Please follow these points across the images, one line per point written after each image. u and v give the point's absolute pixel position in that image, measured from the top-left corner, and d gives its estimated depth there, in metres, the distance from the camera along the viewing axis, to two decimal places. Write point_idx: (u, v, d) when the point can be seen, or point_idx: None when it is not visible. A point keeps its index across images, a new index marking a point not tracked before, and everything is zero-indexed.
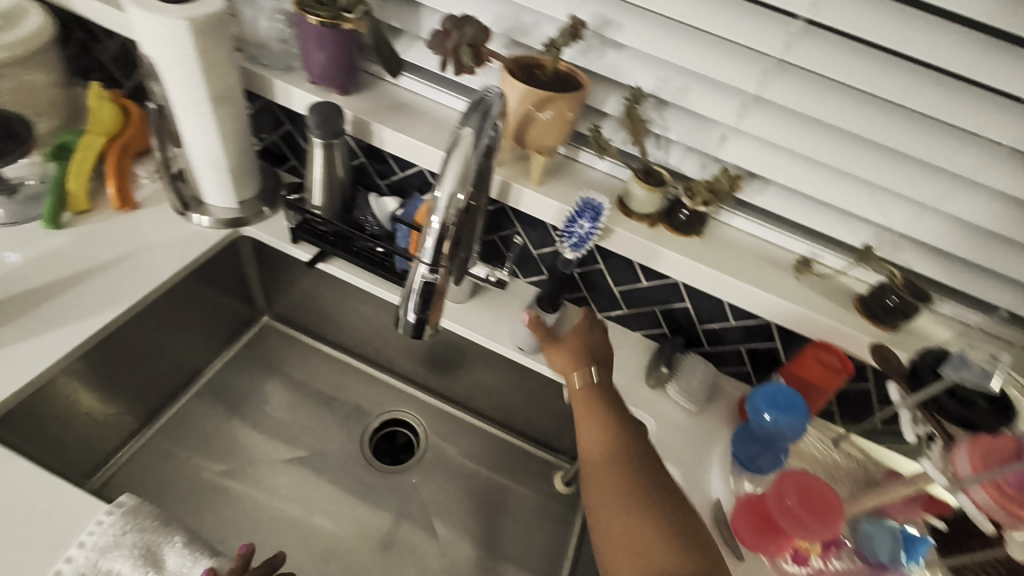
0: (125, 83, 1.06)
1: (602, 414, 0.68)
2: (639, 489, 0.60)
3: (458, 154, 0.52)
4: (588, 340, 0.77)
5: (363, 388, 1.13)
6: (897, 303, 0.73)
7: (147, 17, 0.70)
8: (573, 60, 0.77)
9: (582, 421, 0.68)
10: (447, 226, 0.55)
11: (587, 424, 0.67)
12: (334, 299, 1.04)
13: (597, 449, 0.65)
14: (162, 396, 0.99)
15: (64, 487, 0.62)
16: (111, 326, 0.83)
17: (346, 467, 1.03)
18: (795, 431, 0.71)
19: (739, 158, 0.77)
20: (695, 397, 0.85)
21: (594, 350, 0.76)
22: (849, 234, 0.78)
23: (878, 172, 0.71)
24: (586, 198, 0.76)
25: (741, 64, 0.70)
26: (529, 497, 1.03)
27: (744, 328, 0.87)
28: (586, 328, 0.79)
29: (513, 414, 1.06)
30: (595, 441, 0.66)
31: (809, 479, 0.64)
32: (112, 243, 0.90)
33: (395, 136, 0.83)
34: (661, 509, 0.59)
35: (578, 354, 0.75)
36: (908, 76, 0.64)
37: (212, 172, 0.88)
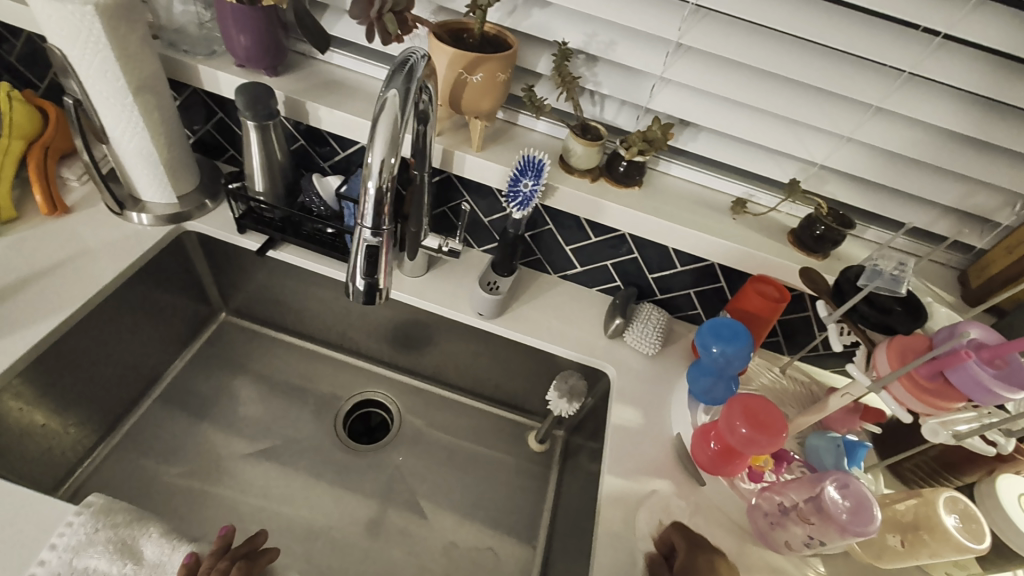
0: (38, 83, 1.00)
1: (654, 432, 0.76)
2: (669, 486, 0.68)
3: (386, 118, 0.53)
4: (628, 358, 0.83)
5: (331, 374, 1.13)
6: (825, 231, 0.77)
7: (49, 6, 0.66)
8: (500, 22, 0.78)
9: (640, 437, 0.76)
10: (383, 191, 0.56)
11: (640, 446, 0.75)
12: (290, 287, 1.04)
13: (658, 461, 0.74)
14: (122, 403, 0.97)
15: (27, 495, 0.61)
16: (56, 333, 0.80)
17: (323, 452, 1.04)
18: (741, 359, 0.76)
19: (669, 107, 0.79)
20: (651, 341, 0.89)
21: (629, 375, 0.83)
22: (777, 171, 0.83)
23: (798, 108, 0.75)
24: (528, 157, 0.77)
25: (661, 13, 0.72)
26: (506, 459, 1.06)
27: (691, 272, 0.91)
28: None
29: (483, 382, 1.09)
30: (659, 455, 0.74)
31: (753, 400, 0.68)
32: (45, 250, 0.87)
33: (331, 114, 0.82)
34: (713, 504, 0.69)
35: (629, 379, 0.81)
36: (815, 13, 0.68)
37: (145, 167, 0.85)
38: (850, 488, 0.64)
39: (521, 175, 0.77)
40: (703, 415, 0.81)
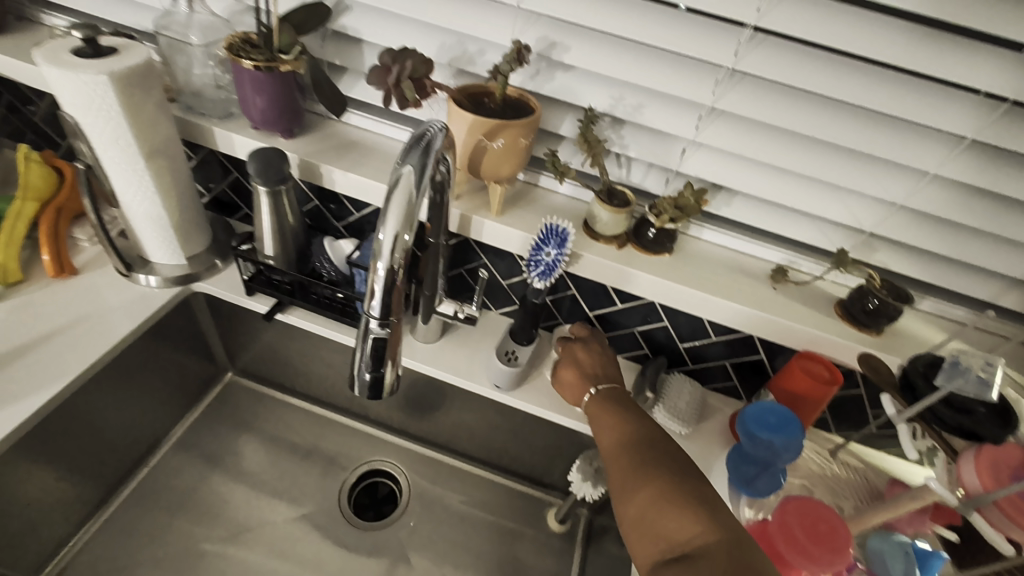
0: (60, 143, 1.01)
1: (618, 421, 0.67)
2: (654, 472, 0.59)
3: (399, 194, 0.49)
4: (589, 361, 0.77)
5: (337, 439, 1.06)
6: (878, 305, 0.70)
7: (64, 76, 0.65)
8: (522, 85, 0.75)
9: (597, 424, 0.69)
10: (394, 271, 0.51)
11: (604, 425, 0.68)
12: (298, 349, 0.99)
13: (613, 444, 0.65)
14: (117, 473, 0.92)
15: None
16: (50, 405, 0.76)
17: (325, 529, 0.96)
18: (791, 450, 0.67)
19: (701, 171, 0.74)
20: (684, 420, 0.81)
21: (600, 373, 0.76)
22: (822, 238, 0.76)
23: (844, 174, 0.70)
24: (550, 224, 0.72)
25: (693, 77, 0.68)
26: (523, 540, 0.97)
27: (726, 343, 0.83)
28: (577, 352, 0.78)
29: (498, 453, 1.01)
30: (614, 439, 0.65)
31: (811, 503, 0.60)
32: (49, 314, 0.84)
33: (345, 176, 0.79)
34: (687, 502, 0.55)
35: (580, 380, 0.75)
36: (863, 76, 0.63)
37: (154, 229, 0.82)
38: None
39: (543, 243, 0.72)
40: (746, 509, 0.72)
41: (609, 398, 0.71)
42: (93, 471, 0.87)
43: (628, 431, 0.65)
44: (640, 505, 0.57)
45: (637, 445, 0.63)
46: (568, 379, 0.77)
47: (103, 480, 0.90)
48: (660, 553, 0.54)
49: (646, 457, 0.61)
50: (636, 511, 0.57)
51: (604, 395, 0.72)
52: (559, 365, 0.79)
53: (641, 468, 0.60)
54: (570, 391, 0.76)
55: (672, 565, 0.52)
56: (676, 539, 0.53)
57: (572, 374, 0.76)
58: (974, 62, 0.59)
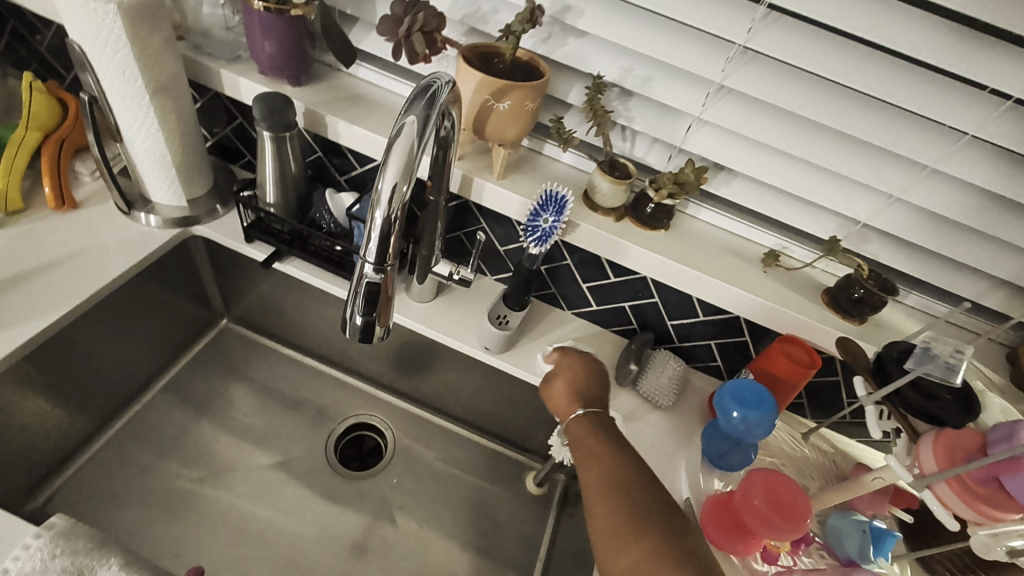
0: (65, 75, 1.00)
1: (601, 455, 0.63)
2: (643, 528, 0.54)
3: (401, 145, 0.49)
4: (581, 376, 0.76)
5: (327, 391, 1.09)
6: (863, 294, 0.72)
7: (73, 2, 0.65)
8: (533, 49, 0.74)
9: (578, 451, 0.66)
10: (391, 221, 0.52)
11: (592, 459, 0.63)
12: (294, 299, 1.00)
13: (598, 481, 0.60)
14: (111, 406, 0.94)
15: None
16: (48, 333, 0.77)
17: (310, 475, 0.99)
18: (764, 427, 0.69)
19: (704, 149, 0.75)
20: (666, 393, 0.83)
21: (593, 396, 0.74)
22: (816, 226, 0.77)
23: (844, 162, 0.70)
24: (550, 191, 0.73)
25: (704, 52, 0.68)
26: (501, 499, 1.01)
27: (713, 323, 0.85)
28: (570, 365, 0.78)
29: (483, 415, 1.04)
30: (595, 476, 0.60)
31: (779, 478, 0.62)
32: (49, 245, 0.85)
33: (350, 129, 0.79)
34: (680, 572, 0.51)
35: (569, 398, 0.73)
36: (872, 63, 0.63)
37: (157, 169, 0.83)
38: None
39: (540, 211, 0.73)
40: (717, 480, 0.75)
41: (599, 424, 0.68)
42: (87, 402, 0.90)
43: (614, 471, 0.60)
44: (627, 565, 0.52)
45: (620, 488, 0.58)
46: (557, 392, 0.75)
47: (96, 411, 0.92)
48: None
49: (630, 509, 0.56)
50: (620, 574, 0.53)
51: (590, 417, 0.69)
52: (552, 379, 0.77)
53: (627, 522, 0.55)
54: (558, 406, 0.74)
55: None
56: None
57: (563, 390, 0.74)
58: (982, 56, 0.59)
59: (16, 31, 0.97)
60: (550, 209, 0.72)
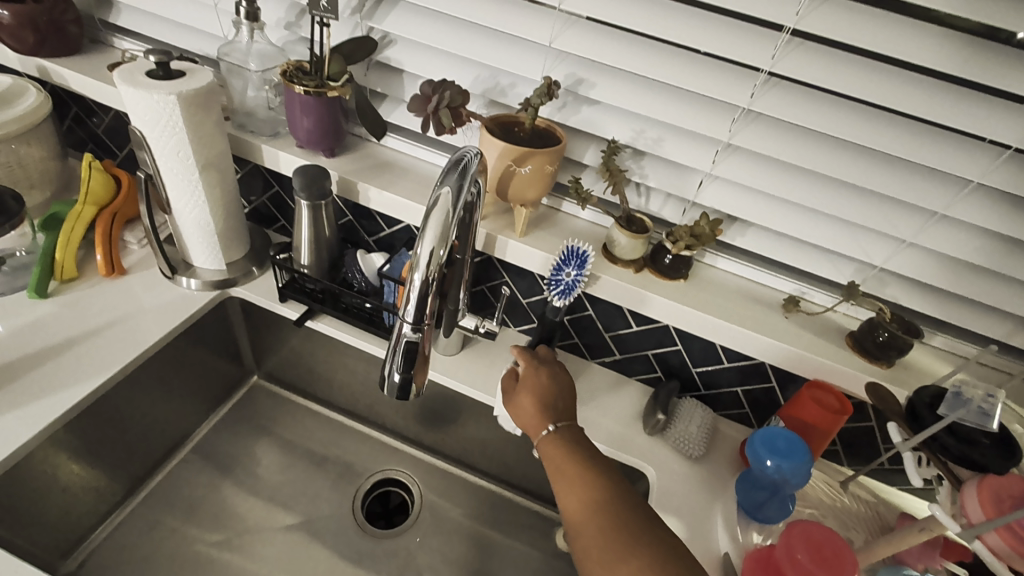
0: (119, 153, 1.09)
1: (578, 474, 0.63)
2: (607, 508, 0.59)
3: (437, 214, 0.54)
4: (549, 387, 0.75)
5: (354, 446, 1.09)
6: (888, 337, 0.72)
7: (137, 95, 0.72)
8: (549, 116, 0.80)
9: (554, 472, 0.65)
10: (428, 282, 0.56)
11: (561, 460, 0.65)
12: (324, 355, 1.03)
13: (564, 468, 0.64)
14: (144, 467, 0.96)
15: None
16: (93, 396, 0.80)
17: (338, 534, 0.98)
18: (800, 477, 0.68)
19: (717, 202, 0.78)
20: (696, 442, 0.82)
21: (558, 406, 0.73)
22: (833, 271, 0.79)
23: (855, 210, 0.73)
24: (571, 246, 0.76)
25: (711, 115, 0.73)
26: (532, 556, 0.98)
27: (739, 369, 0.85)
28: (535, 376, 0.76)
29: (510, 469, 1.03)
30: (576, 493, 0.62)
31: (819, 530, 0.61)
32: (97, 310, 0.89)
33: (381, 194, 0.84)
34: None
35: (538, 411, 0.72)
36: (871, 120, 0.67)
37: (200, 236, 0.89)
38: None
39: (564, 266, 0.76)
40: (755, 534, 0.73)
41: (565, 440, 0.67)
42: (123, 463, 0.91)
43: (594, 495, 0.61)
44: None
45: (605, 506, 0.59)
46: (526, 409, 0.73)
47: (130, 472, 0.94)
48: None
49: (597, 488, 0.61)
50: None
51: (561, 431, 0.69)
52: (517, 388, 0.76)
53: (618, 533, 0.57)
54: (528, 420, 0.72)
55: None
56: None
57: (531, 404, 0.73)
58: (978, 110, 0.62)
59: (77, 117, 1.07)
60: (573, 263, 0.75)
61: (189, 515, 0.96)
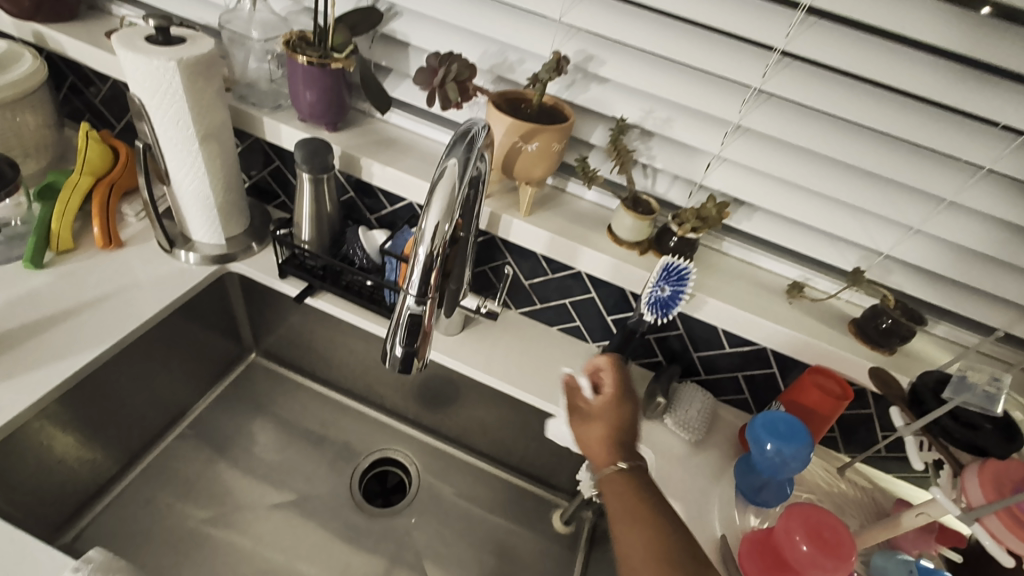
0: (116, 124, 1.07)
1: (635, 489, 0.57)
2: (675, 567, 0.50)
3: (443, 186, 0.53)
4: (622, 421, 0.64)
5: (352, 426, 1.09)
6: (892, 325, 0.72)
7: (136, 60, 0.70)
8: (557, 94, 0.79)
9: (611, 501, 0.57)
10: (433, 256, 0.55)
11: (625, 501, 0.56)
12: (323, 334, 1.02)
13: (630, 510, 0.55)
14: (142, 441, 0.96)
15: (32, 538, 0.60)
16: (90, 368, 0.80)
17: (335, 512, 0.98)
18: (800, 462, 0.68)
19: (724, 185, 0.78)
20: (696, 426, 0.83)
21: (626, 443, 0.62)
22: (838, 257, 0.78)
23: (862, 195, 0.72)
24: (668, 262, 0.73)
25: (722, 95, 0.72)
26: (528, 537, 0.99)
27: (740, 355, 0.85)
28: (610, 407, 0.65)
29: (509, 450, 1.03)
30: (637, 528, 0.54)
31: (818, 513, 0.60)
32: (93, 282, 0.88)
33: (384, 170, 0.83)
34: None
35: (609, 446, 0.61)
36: (883, 102, 0.66)
37: (199, 209, 0.87)
38: None
39: (662, 281, 0.74)
40: (751, 517, 0.73)
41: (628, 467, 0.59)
42: (120, 436, 0.91)
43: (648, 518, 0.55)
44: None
45: (661, 525, 0.54)
46: (593, 437, 0.64)
47: (127, 446, 0.93)
48: None
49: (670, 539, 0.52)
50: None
51: (632, 470, 0.58)
52: (583, 406, 0.66)
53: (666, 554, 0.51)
54: (595, 452, 0.62)
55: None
56: None
57: (602, 436, 0.62)
58: (992, 95, 0.62)
59: (74, 86, 1.05)
60: (667, 277, 0.73)
61: (186, 489, 0.96)
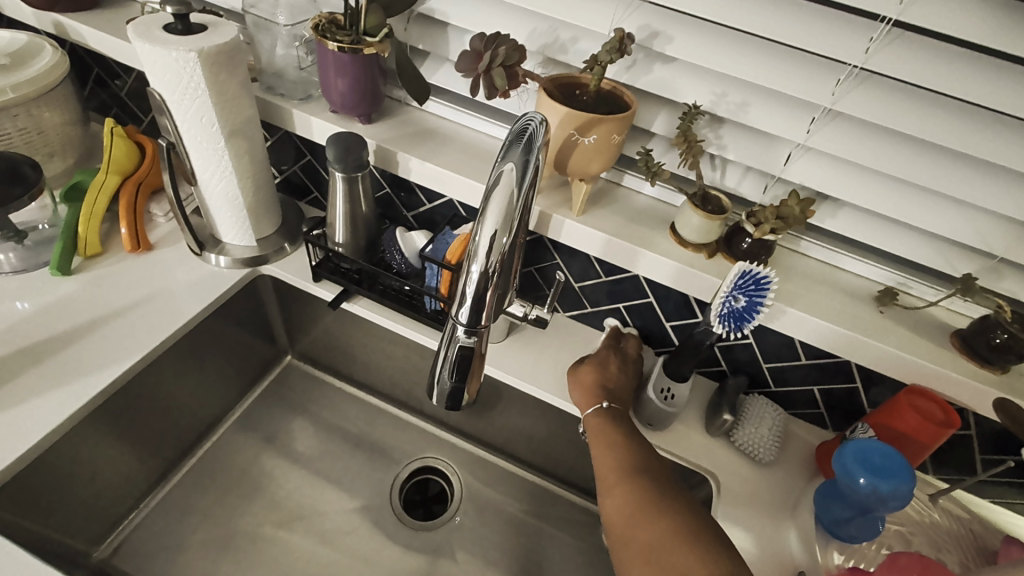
0: (143, 118, 1.02)
1: (617, 450, 0.66)
2: (655, 509, 0.57)
3: (500, 195, 0.46)
4: (613, 372, 0.76)
5: (390, 429, 1.05)
6: (1007, 340, 0.62)
7: (154, 52, 0.65)
8: (616, 77, 0.70)
9: (598, 448, 0.67)
10: (488, 274, 0.48)
11: (612, 461, 0.65)
12: (358, 336, 0.98)
13: (614, 470, 0.64)
14: (180, 447, 0.94)
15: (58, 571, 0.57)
16: (122, 378, 0.76)
17: (375, 521, 0.95)
18: (900, 499, 0.59)
19: (807, 179, 0.68)
20: (767, 446, 0.75)
21: (618, 389, 0.75)
22: (941, 260, 0.68)
23: (978, 190, 0.62)
24: (744, 271, 0.64)
25: (812, 75, 0.62)
26: (579, 554, 0.93)
27: (817, 367, 0.77)
28: (604, 358, 0.77)
29: (557, 462, 0.97)
30: (616, 469, 0.64)
31: (930, 563, 0.53)
32: (121, 288, 0.85)
33: (422, 166, 0.76)
34: (691, 541, 0.53)
35: (595, 388, 0.74)
36: (1016, 80, 0.55)
37: (229, 209, 0.82)
38: None
39: (737, 292, 0.65)
40: (836, 553, 0.66)
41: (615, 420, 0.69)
42: (157, 444, 0.89)
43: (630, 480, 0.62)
44: (650, 551, 0.54)
45: (638, 479, 0.61)
46: (584, 382, 0.75)
47: (165, 453, 0.91)
48: None
49: (646, 485, 0.61)
50: (643, 560, 0.54)
51: (611, 412, 0.71)
52: (582, 363, 0.78)
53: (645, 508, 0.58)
54: (581, 393, 0.74)
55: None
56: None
57: (590, 378, 0.75)
58: None
59: (100, 78, 1.01)
60: (744, 287, 0.65)
61: (226, 496, 0.94)
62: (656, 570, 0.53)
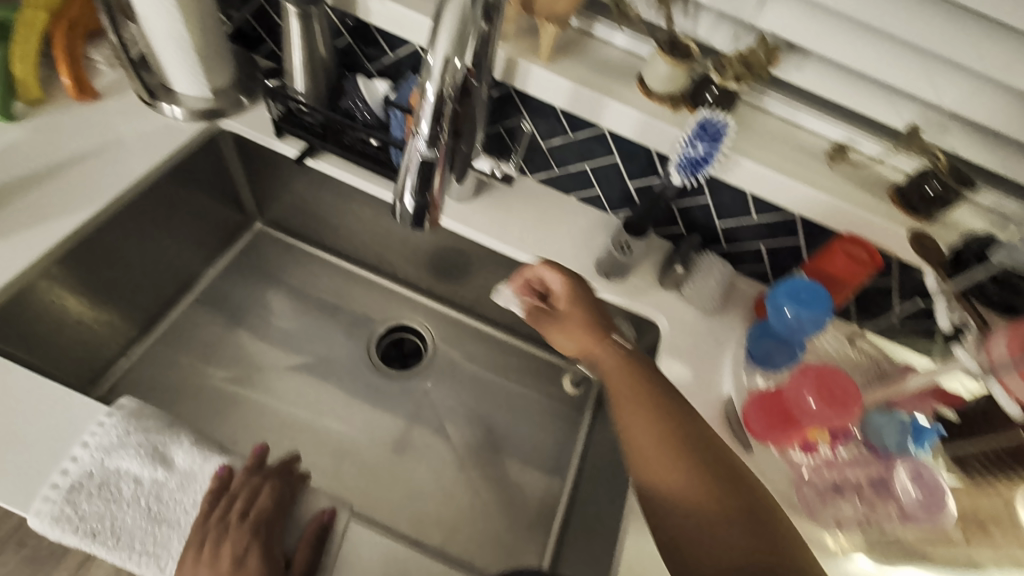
0: None
1: (604, 348, 0.65)
2: (667, 414, 0.58)
3: (453, 10, 0.45)
4: (584, 298, 0.68)
5: (364, 293, 1.09)
6: (938, 191, 0.67)
7: None
8: None
9: (568, 339, 0.68)
10: (444, 99, 0.49)
11: (613, 365, 0.63)
12: (327, 200, 0.98)
13: (625, 376, 0.62)
14: (157, 304, 0.97)
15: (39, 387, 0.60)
16: (84, 228, 0.77)
17: (353, 372, 1.02)
18: (816, 327, 0.68)
19: (778, 24, 0.66)
20: (711, 296, 0.82)
21: (596, 319, 0.68)
22: (893, 116, 0.70)
23: (938, 37, 0.62)
24: (707, 118, 0.68)
25: None
26: (540, 398, 1.04)
27: (766, 224, 0.81)
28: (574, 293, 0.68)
29: (523, 320, 1.04)
30: (621, 375, 0.62)
31: (826, 371, 0.62)
32: (71, 137, 0.82)
33: (381, 4, 0.72)
34: (698, 458, 0.55)
35: (571, 308, 0.68)
36: None
37: (180, 51, 0.77)
38: (922, 477, 0.64)
39: (698, 139, 0.68)
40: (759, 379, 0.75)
41: (605, 322, 0.67)
42: (133, 299, 0.92)
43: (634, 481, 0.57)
44: (663, 472, 0.55)
45: (646, 387, 0.60)
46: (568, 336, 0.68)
47: (143, 309, 0.94)
48: (667, 499, 0.54)
49: (655, 387, 0.61)
50: (660, 475, 0.55)
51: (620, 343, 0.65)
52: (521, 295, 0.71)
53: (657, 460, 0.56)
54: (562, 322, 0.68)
55: (686, 519, 0.53)
56: (688, 498, 0.53)
57: (568, 300, 0.68)
58: None
59: None
60: (705, 135, 0.68)
61: (208, 350, 0.99)
62: (660, 471, 0.55)
